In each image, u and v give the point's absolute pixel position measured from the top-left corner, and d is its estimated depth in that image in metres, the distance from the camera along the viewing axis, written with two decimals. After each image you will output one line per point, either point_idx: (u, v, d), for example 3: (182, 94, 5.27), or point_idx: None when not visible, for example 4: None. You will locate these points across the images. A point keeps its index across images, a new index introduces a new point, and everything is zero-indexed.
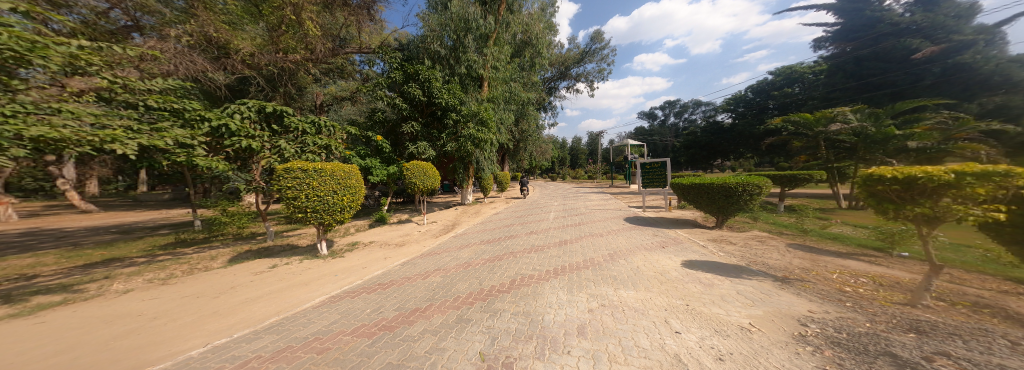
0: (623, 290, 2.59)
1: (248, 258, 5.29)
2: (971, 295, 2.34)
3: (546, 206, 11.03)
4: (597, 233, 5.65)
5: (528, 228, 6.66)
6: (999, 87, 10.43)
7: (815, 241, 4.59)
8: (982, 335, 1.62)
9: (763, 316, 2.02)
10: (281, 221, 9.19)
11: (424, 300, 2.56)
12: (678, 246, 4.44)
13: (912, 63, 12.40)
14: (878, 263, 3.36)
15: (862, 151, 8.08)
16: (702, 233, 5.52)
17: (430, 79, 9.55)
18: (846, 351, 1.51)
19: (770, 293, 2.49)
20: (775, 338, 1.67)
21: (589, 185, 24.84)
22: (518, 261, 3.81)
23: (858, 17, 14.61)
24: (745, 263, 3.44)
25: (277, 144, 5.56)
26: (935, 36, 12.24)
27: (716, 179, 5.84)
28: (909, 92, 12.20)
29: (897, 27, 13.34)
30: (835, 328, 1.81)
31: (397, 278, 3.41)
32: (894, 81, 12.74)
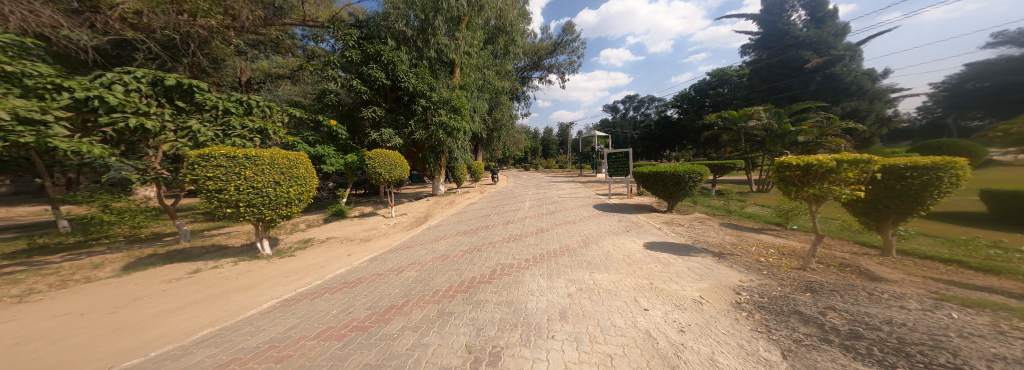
0: (597, 273, 2.83)
1: (156, 264, 4.34)
2: (839, 257, 3.15)
3: (519, 196, 11.18)
4: (570, 221, 6.00)
5: (503, 218, 6.74)
6: (854, 94, 13.86)
7: (737, 219, 5.59)
8: (851, 289, 2.22)
9: (710, 290, 2.42)
10: (198, 218, 7.70)
11: (400, 296, 2.46)
12: (640, 230, 4.97)
13: (804, 71, 15.22)
14: (781, 235, 4.28)
15: (770, 144, 9.75)
16: (655, 216, 6.28)
17: (395, 61, 8.68)
18: (769, 313, 1.99)
19: (712, 267, 2.99)
20: (720, 307, 2.11)
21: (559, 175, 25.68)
22: (495, 251, 3.85)
23: (773, 29, 16.96)
24: (692, 242, 4.04)
25: (186, 125, 4.53)
26: (821, 50, 15.10)
27: (667, 167, 6.58)
28: (802, 96, 15.18)
29: (796, 40, 15.84)
30: (760, 294, 2.30)
31: (365, 275, 3.19)
32: (791, 86, 15.59)
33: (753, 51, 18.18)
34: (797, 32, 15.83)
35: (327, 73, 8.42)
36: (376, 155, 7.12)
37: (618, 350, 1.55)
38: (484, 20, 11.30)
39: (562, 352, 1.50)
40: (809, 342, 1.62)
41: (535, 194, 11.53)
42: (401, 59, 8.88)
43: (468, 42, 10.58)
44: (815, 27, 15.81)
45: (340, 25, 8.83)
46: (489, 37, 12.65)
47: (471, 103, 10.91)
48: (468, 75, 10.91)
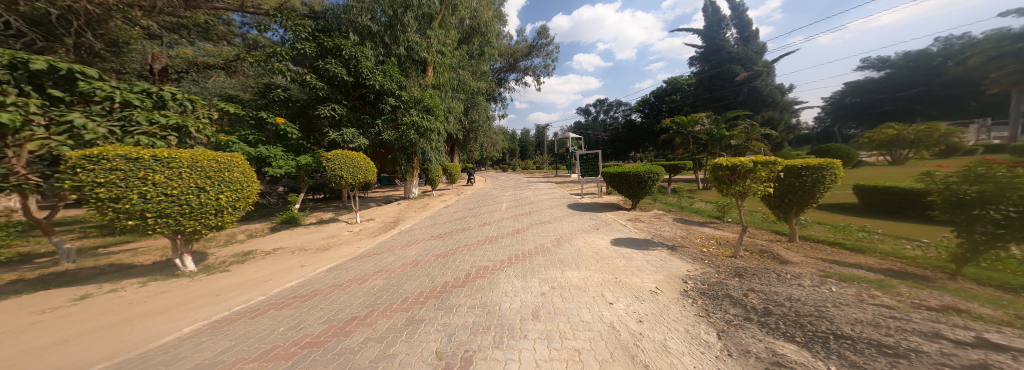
0: (568, 271, 2.99)
1: (25, 291, 3.43)
2: (759, 245, 3.75)
3: (493, 198, 11.09)
4: (545, 221, 6.16)
5: (480, 220, 6.67)
6: (768, 104, 16.93)
7: (687, 214, 6.29)
8: (765, 272, 2.67)
9: (664, 283, 2.72)
10: (93, 233, 6.26)
11: (363, 306, 2.31)
12: (608, 227, 5.32)
13: (735, 83, 17.59)
14: (718, 227, 4.95)
15: (711, 147, 11.08)
16: (620, 213, 6.76)
17: (357, 57, 7.99)
18: (708, 298, 2.40)
19: (666, 259, 3.34)
20: (671, 296, 2.46)
21: (534, 175, 25.96)
22: (469, 254, 3.83)
23: (712, 45, 19.10)
24: (650, 236, 4.46)
25: (67, 119, 3.63)
26: (748, 65, 17.64)
27: (630, 168, 7.13)
28: (734, 105, 17.60)
29: (730, 55, 18.16)
30: (701, 281, 2.71)
31: (321, 287, 2.92)
32: (726, 96, 17.94)
33: (699, 63, 20.19)
34: (730, 48, 18.15)
35: (273, 65, 7.45)
36: (336, 156, 6.47)
37: (586, 343, 1.70)
38: (459, 19, 10.98)
39: (534, 351, 1.57)
40: (737, 321, 2.04)
41: (511, 195, 11.53)
42: (366, 55, 8.23)
43: (441, 41, 10.06)
44: (743, 46, 18.24)
45: (291, 15, 8.03)
46: (463, 37, 12.43)
47: (444, 102, 10.53)
48: (440, 74, 10.48)
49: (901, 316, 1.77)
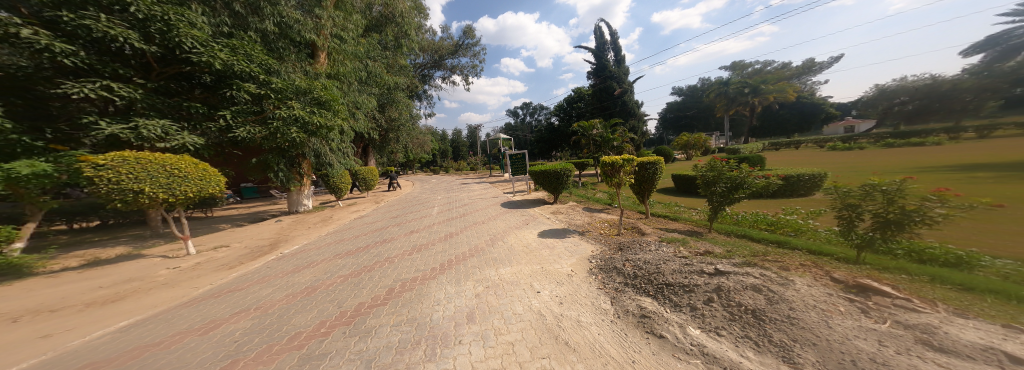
0: (501, 267, 3.34)
1: None
2: (629, 224, 5.65)
3: (422, 202, 10.34)
4: (479, 221, 6.15)
5: (415, 225, 6.30)
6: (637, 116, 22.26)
7: (592, 205, 7.71)
8: (634, 243, 4.29)
9: (577, 264, 3.73)
10: None
11: (217, 360, 1.70)
12: (535, 222, 5.93)
13: (614, 97, 22.05)
14: (605, 215, 6.38)
15: (605, 148, 13.50)
16: (546, 207, 7.59)
17: (171, 20, 5.12)
18: (601, 268, 3.63)
19: (578, 243, 4.51)
20: (583, 275, 3.42)
21: (466, 176, 25.39)
22: (391, 266, 3.47)
23: (599, 63, 22.96)
24: (567, 225, 5.61)
25: None
26: (623, 82, 22.22)
27: (550, 166, 7.91)
28: (617, 114, 22.04)
29: (610, 74, 22.27)
30: (597, 258, 3.95)
31: (114, 355, 1.92)
32: (609, 107, 22.29)
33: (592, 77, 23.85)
34: (610, 69, 22.25)
35: None
36: (119, 160, 3.99)
37: (525, 328, 1.94)
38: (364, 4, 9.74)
39: (470, 354, 1.54)
40: (618, 287, 3.13)
41: (444, 198, 10.88)
42: (190, 21, 5.45)
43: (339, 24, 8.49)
44: (619, 66, 22.61)
45: None
46: (373, 25, 11.28)
47: (347, 96, 9.03)
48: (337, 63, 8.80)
49: (691, 264, 3.16)
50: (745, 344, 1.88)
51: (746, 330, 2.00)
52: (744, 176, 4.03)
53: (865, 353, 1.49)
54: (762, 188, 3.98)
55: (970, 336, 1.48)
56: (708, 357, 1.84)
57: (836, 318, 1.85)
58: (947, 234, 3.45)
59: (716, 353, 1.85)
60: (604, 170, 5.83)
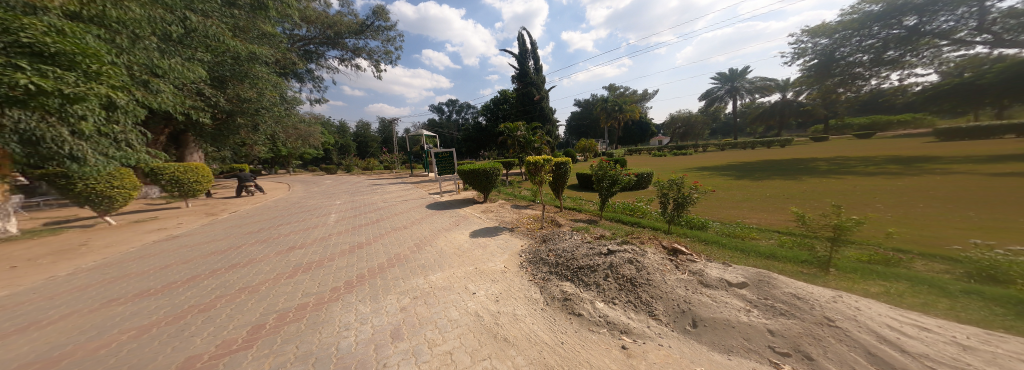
0: (432, 274, 3.10)
1: None
2: (549, 217, 6.20)
3: (324, 209, 8.63)
4: (399, 226, 5.59)
5: (306, 237, 5.25)
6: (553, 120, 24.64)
7: (520, 202, 8.08)
8: (556, 234, 4.74)
9: (509, 259, 3.89)
10: None
11: None
12: (466, 222, 5.82)
13: (535, 102, 23.77)
14: (527, 210, 6.85)
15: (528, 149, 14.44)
16: (475, 206, 7.54)
17: None
18: (531, 263, 3.79)
19: (509, 240, 4.66)
20: (517, 270, 3.53)
21: (379, 176, 22.63)
22: (263, 298, 2.67)
23: (522, 68, 24.31)
24: (498, 223, 5.72)
25: None
26: (542, 89, 24.16)
27: (478, 165, 7.88)
28: (538, 118, 23.85)
29: (531, 80, 23.90)
30: (527, 252, 4.16)
31: None
32: (531, 111, 23.95)
33: (516, 81, 25.08)
34: (531, 76, 23.85)
35: None
36: None
37: (469, 326, 1.99)
38: None
39: None
40: (546, 277, 3.40)
41: (344, 204, 9.30)
42: None
43: None
44: (539, 73, 24.45)
45: None
46: None
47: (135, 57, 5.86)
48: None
49: (593, 246, 3.87)
50: (630, 306, 2.74)
51: (628, 295, 2.88)
52: (615, 174, 6.01)
53: (678, 295, 2.70)
54: (628, 183, 6.03)
55: (714, 271, 2.99)
56: (611, 324, 2.48)
57: (671, 273, 3.11)
58: (701, 209, 6.75)
59: (616, 320, 2.53)
60: (526, 169, 6.28)
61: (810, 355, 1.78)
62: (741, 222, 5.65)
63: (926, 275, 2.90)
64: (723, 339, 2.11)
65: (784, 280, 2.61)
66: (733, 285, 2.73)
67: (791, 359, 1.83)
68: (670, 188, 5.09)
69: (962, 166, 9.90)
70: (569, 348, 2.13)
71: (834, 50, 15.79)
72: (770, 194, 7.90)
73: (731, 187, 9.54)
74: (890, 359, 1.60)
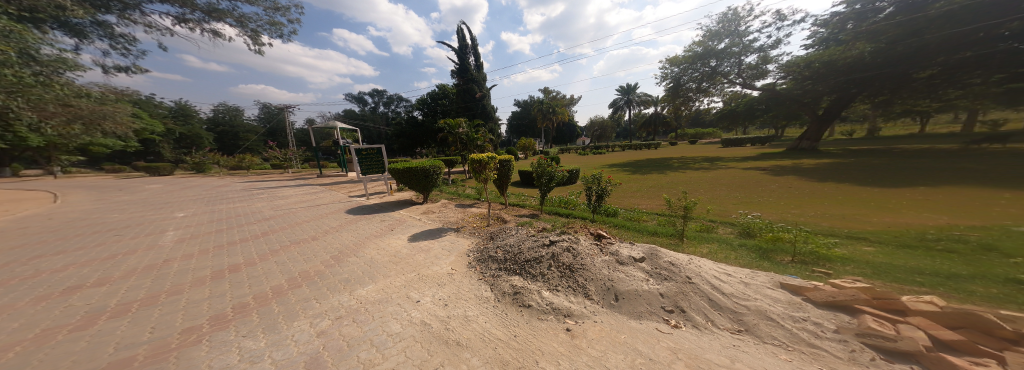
0: (360, 289, 2.74)
1: None
2: (495, 215, 6.21)
3: (174, 223, 6.41)
4: (305, 238, 4.75)
5: (105, 271, 3.52)
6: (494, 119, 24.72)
7: (463, 200, 7.88)
8: (503, 231, 4.76)
9: (456, 260, 3.71)
10: None
11: None
12: (403, 225, 5.38)
13: (476, 100, 23.44)
14: (470, 209, 6.77)
15: (469, 147, 14.15)
16: (413, 208, 6.98)
17: None
18: (480, 262, 3.69)
19: (455, 241, 4.46)
20: (464, 271, 3.40)
21: (278, 176, 18.42)
22: (37, 361, 1.72)
23: (462, 64, 23.59)
24: (441, 224, 5.45)
25: None
26: (483, 87, 23.93)
27: (415, 163, 7.33)
28: (480, 116, 23.66)
29: (472, 77, 23.45)
30: (475, 251, 4.05)
31: None
32: (473, 109, 23.60)
33: (456, 77, 24.25)
34: (472, 73, 23.40)
35: None
36: None
37: (416, 335, 1.85)
38: None
39: None
40: (496, 274, 3.36)
41: (186, 218, 7.03)
42: None
43: None
44: (479, 70, 24.12)
45: None
46: None
47: None
48: None
49: (536, 239, 3.99)
50: (569, 291, 2.98)
51: (568, 281, 3.13)
52: (550, 169, 6.38)
53: (602, 275, 3.12)
54: (563, 179, 6.51)
55: (624, 249, 3.60)
56: (556, 310, 2.64)
57: (598, 255, 3.50)
58: (616, 198, 8.04)
59: (560, 305, 2.70)
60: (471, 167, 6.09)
61: (684, 308, 2.63)
62: (636, 207, 6.95)
63: (726, 236, 4.75)
64: (637, 308, 2.70)
65: (669, 255, 3.39)
66: (638, 261, 3.34)
67: (675, 314, 2.61)
68: (593, 182, 5.83)
69: (772, 161, 14.43)
70: (522, 340, 2.15)
71: (680, 78, 19.59)
72: (656, 185, 9.89)
73: (629, 179, 11.68)
74: (718, 300, 2.68)
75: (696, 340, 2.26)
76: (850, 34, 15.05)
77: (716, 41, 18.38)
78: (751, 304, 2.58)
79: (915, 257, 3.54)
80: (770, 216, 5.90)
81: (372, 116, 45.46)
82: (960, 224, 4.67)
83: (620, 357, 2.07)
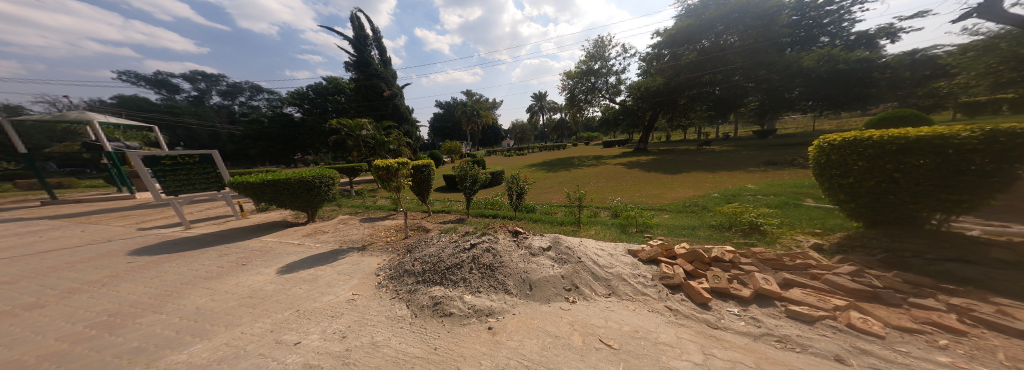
0: (176, 354, 2.01)
1: None
2: (418, 223, 5.93)
3: None
4: (18, 310, 2.94)
5: None
6: (408, 119, 22.78)
7: (372, 213, 7.21)
8: (416, 242, 4.53)
9: (361, 282, 3.36)
10: None
11: None
12: (266, 256, 4.34)
13: (384, 98, 21.08)
14: (377, 222, 6.19)
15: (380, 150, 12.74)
16: (294, 231, 5.84)
17: None
18: (390, 280, 3.40)
19: (357, 261, 3.97)
20: (369, 294, 3.08)
21: None
22: None
23: (362, 56, 20.90)
24: (337, 245, 4.73)
25: None
26: (392, 84, 21.76)
27: (289, 174, 6.09)
28: (388, 116, 21.48)
29: (376, 72, 21.04)
30: (386, 268, 3.70)
31: None
32: (379, 107, 21.12)
33: (354, 70, 21.28)
34: (376, 67, 21.00)
35: None
36: None
37: None
38: None
39: None
40: (413, 288, 3.17)
41: None
42: None
43: None
44: (385, 65, 21.94)
45: None
46: None
47: None
48: None
49: (458, 244, 3.94)
50: (490, 290, 3.08)
51: (488, 281, 3.21)
52: (474, 171, 6.48)
53: (518, 268, 3.35)
54: (486, 181, 6.62)
55: (536, 242, 3.96)
56: (478, 311, 2.68)
57: (516, 251, 3.73)
58: (535, 194, 8.82)
59: (481, 306, 2.75)
60: (384, 175, 5.43)
61: (578, 285, 3.15)
62: (548, 201, 7.77)
63: (602, 216, 5.96)
64: (546, 292, 3.05)
65: (568, 240, 3.95)
66: (546, 250, 3.74)
67: (573, 293, 3.07)
68: (513, 181, 6.16)
69: (638, 157, 18.72)
70: (444, 350, 2.10)
71: (574, 89, 22.94)
72: (564, 180, 11.26)
73: (545, 176, 12.95)
74: (597, 271, 3.35)
75: (586, 311, 2.76)
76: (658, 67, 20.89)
77: (596, 61, 22.21)
78: (615, 271, 3.37)
79: (686, 217, 5.85)
80: (630, 200, 7.49)
81: (200, 109, 30.02)
82: (717, 191, 7.81)
83: (534, 342, 2.27)
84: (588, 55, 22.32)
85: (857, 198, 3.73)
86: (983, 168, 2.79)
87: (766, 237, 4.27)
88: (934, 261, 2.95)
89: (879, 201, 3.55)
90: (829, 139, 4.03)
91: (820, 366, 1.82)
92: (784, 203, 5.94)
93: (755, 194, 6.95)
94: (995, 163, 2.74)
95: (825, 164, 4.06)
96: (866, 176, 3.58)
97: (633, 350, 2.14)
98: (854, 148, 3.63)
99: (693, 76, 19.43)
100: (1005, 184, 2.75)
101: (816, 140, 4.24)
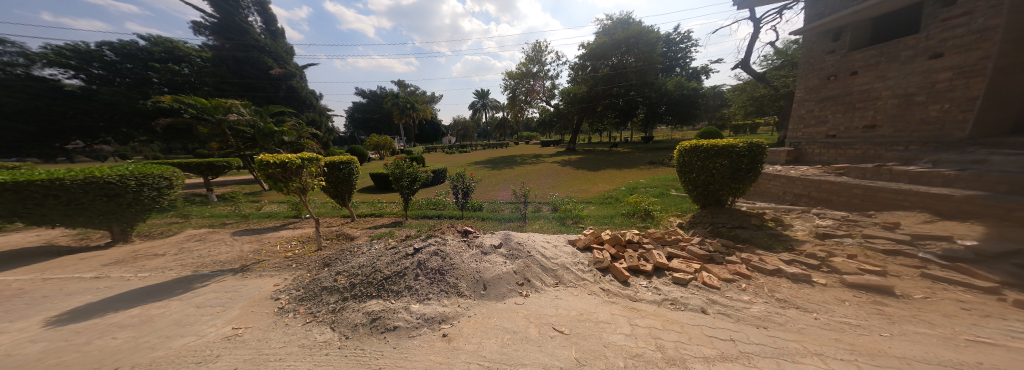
0: None
1: None
2: (336, 230, 5.32)
3: None
4: None
5: None
6: (309, 106, 20.17)
7: (256, 222, 6.35)
8: (333, 253, 3.98)
9: (245, 311, 2.74)
10: None
11: None
12: (13, 304, 2.98)
13: (270, 76, 18.15)
14: (268, 235, 5.32)
15: (261, 141, 10.86)
16: (82, 260, 4.31)
17: None
18: (301, 301, 2.91)
19: (238, 287, 3.29)
20: (267, 322, 2.56)
21: None
22: None
23: (231, 21, 17.82)
24: (192, 271, 3.78)
25: None
26: (281, 62, 19.04)
27: (72, 172, 4.57)
28: (274, 99, 18.31)
29: (257, 43, 18.28)
30: (291, 289, 3.15)
31: None
32: (264, 88, 18.00)
33: (217, 38, 17.94)
34: (257, 37, 18.27)
35: None
36: None
37: None
38: None
39: None
40: (336, 307, 2.77)
41: None
42: None
43: None
44: (270, 39, 19.37)
45: None
46: None
47: None
48: None
49: (397, 250, 3.56)
50: (441, 295, 2.90)
51: (437, 286, 3.01)
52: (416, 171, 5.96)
53: (471, 268, 3.26)
54: (427, 179, 6.17)
55: (488, 240, 3.93)
56: (427, 320, 2.48)
57: (466, 251, 3.61)
58: (483, 192, 8.61)
59: (432, 313, 2.56)
60: (278, 174, 4.34)
61: (530, 278, 3.26)
62: (497, 199, 7.68)
63: (529, 212, 6.12)
64: (500, 290, 3.05)
65: (517, 236, 4.08)
66: (497, 247, 3.76)
67: (526, 287, 3.16)
68: (458, 179, 5.94)
69: (570, 156, 20.43)
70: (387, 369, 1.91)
71: (516, 89, 23.70)
72: (507, 177, 11.59)
73: (493, 174, 12.91)
74: (545, 263, 3.53)
75: (539, 302, 2.88)
76: (581, 77, 23.17)
77: (534, 64, 23.26)
78: (559, 262, 3.61)
79: (605, 207, 6.70)
80: (569, 195, 8.08)
81: None
82: (623, 184, 9.33)
83: (492, 341, 2.25)
84: (527, 58, 23.29)
85: (694, 189, 5.32)
86: (748, 167, 4.74)
87: (652, 220, 5.41)
88: (731, 230, 4.41)
89: (706, 191, 5.16)
90: (683, 145, 5.48)
91: (696, 318, 2.45)
92: (661, 192, 7.58)
93: (639, 186, 8.65)
94: (751, 163, 4.75)
95: (680, 164, 5.53)
96: (698, 173, 5.15)
97: (581, 332, 2.34)
98: (691, 153, 5.22)
99: (607, 88, 22.41)
100: (753, 175, 4.92)
101: (679, 145, 5.58)
